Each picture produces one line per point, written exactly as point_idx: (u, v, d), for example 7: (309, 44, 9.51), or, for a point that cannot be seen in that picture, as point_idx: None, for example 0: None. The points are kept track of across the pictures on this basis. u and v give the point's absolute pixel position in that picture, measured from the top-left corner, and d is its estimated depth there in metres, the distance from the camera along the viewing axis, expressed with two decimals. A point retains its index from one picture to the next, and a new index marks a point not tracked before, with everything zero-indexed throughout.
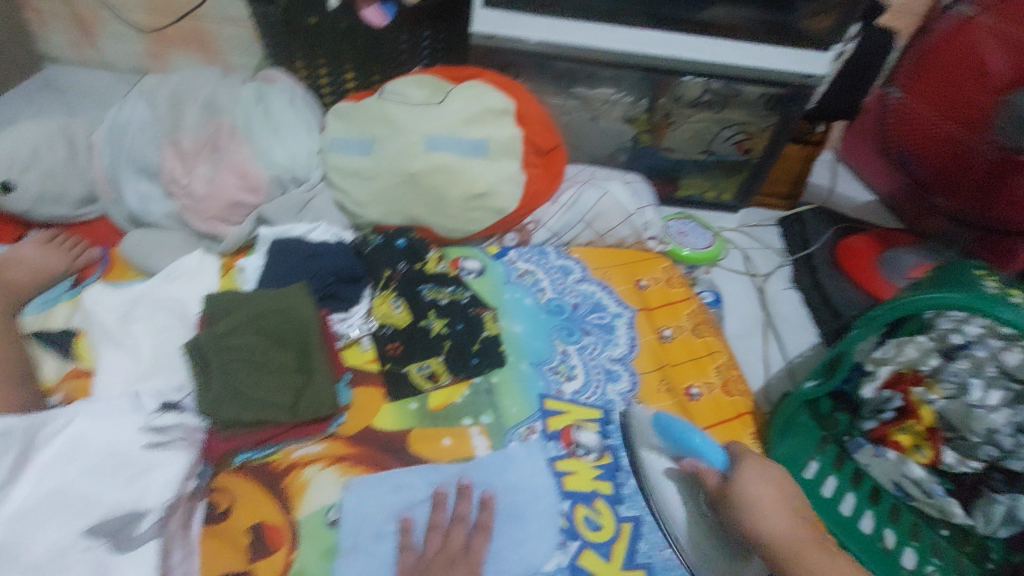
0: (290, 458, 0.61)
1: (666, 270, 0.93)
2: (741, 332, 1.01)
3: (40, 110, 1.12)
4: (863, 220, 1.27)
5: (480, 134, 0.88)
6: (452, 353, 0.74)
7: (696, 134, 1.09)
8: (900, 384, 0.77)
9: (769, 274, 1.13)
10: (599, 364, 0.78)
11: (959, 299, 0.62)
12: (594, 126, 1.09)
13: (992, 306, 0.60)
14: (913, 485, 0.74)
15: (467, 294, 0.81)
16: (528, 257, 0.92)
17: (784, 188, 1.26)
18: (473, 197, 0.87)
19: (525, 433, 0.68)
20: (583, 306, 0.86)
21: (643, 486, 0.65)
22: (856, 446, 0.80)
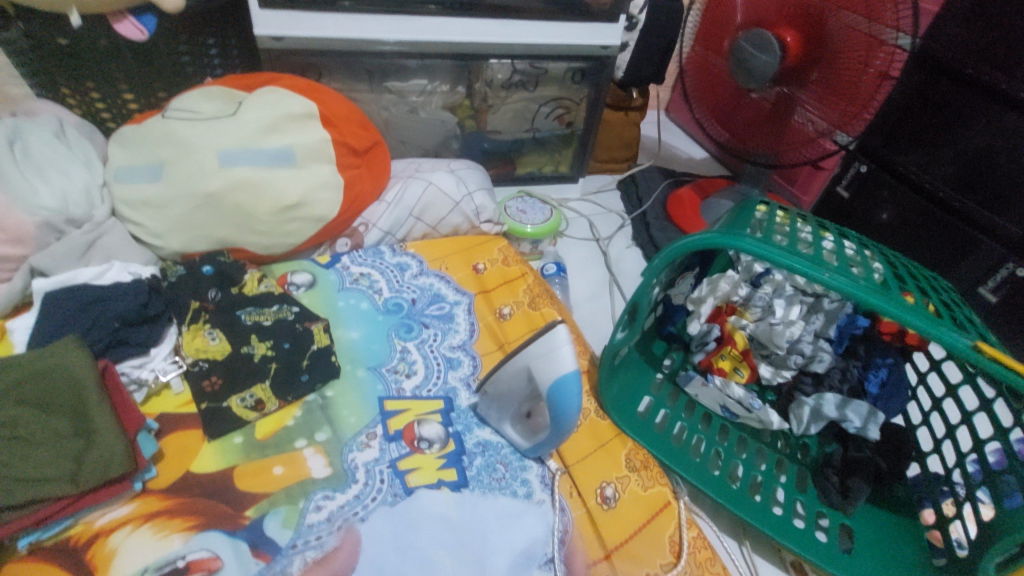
0: (93, 528, 0.56)
1: (502, 249, 0.96)
2: (588, 295, 1.06)
3: None
4: (689, 171, 1.38)
5: (281, 142, 0.84)
6: (279, 375, 0.70)
7: (517, 114, 1.13)
8: (719, 317, 0.89)
9: (611, 236, 1.19)
10: (439, 354, 0.78)
11: (713, 238, 0.67)
12: (415, 119, 1.07)
13: (738, 242, 0.65)
14: (735, 404, 0.81)
15: (294, 309, 0.77)
16: (363, 259, 0.90)
17: (619, 153, 1.33)
18: (286, 209, 0.83)
19: (365, 441, 0.66)
20: (421, 300, 0.86)
21: (487, 464, 0.67)
22: (686, 379, 0.85)
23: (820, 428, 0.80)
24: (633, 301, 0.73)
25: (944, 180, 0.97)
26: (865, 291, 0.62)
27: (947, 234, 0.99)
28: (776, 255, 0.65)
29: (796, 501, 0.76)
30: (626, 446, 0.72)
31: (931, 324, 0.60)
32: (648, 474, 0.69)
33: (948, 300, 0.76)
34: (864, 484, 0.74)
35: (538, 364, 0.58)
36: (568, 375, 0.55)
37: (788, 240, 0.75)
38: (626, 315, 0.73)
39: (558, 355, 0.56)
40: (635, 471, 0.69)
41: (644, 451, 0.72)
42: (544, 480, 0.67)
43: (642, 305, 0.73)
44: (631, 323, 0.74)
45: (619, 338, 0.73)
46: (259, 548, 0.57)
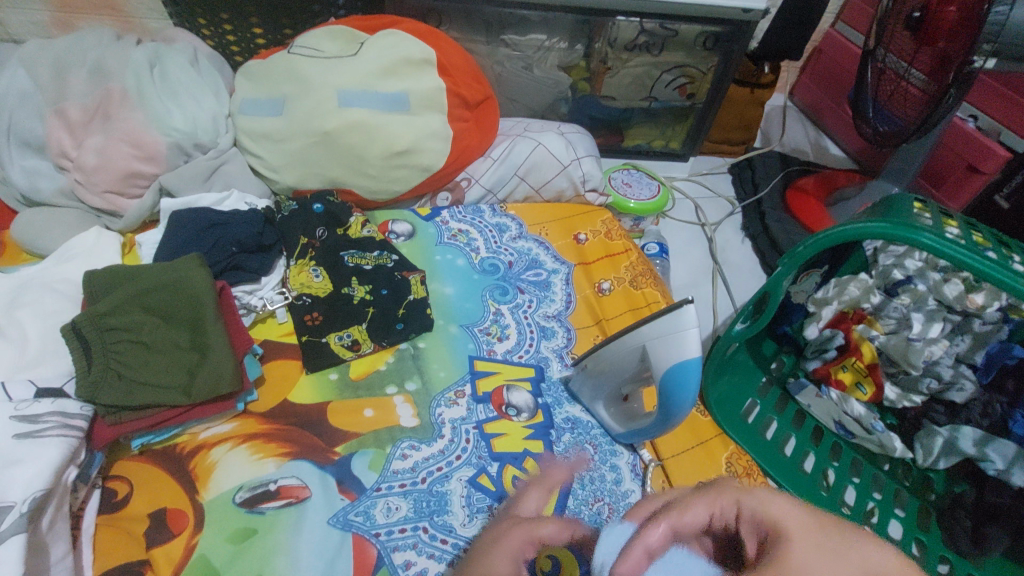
0: (197, 440, 0.58)
1: (606, 222, 0.91)
2: (690, 281, 0.99)
3: None
4: (816, 162, 1.24)
5: (397, 87, 0.82)
6: (376, 319, 0.70)
7: (636, 79, 1.04)
8: (843, 324, 0.78)
9: (718, 223, 1.10)
10: (533, 322, 0.75)
11: (883, 228, 0.59)
12: (529, 76, 1.02)
13: (915, 237, 0.58)
14: (853, 422, 0.72)
15: (393, 257, 0.77)
16: (462, 216, 0.88)
17: (737, 135, 1.22)
18: (396, 155, 0.82)
19: (454, 398, 0.65)
20: (518, 264, 0.83)
21: (576, 441, 0.64)
22: (798, 387, 0.77)
23: (951, 465, 0.68)
24: (763, 291, 0.67)
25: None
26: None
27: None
28: (961, 256, 0.57)
29: (914, 539, 0.67)
30: (728, 448, 0.68)
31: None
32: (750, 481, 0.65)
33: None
34: (1003, 535, 0.62)
35: (658, 347, 0.53)
36: (692, 361, 0.50)
37: (962, 231, 0.65)
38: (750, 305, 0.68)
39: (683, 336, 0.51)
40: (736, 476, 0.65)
41: (747, 456, 0.68)
42: (633, 469, 0.63)
43: (775, 296, 0.66)
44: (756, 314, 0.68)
45: (739, 330, 0.69)
46: (344, 485, 0.57)
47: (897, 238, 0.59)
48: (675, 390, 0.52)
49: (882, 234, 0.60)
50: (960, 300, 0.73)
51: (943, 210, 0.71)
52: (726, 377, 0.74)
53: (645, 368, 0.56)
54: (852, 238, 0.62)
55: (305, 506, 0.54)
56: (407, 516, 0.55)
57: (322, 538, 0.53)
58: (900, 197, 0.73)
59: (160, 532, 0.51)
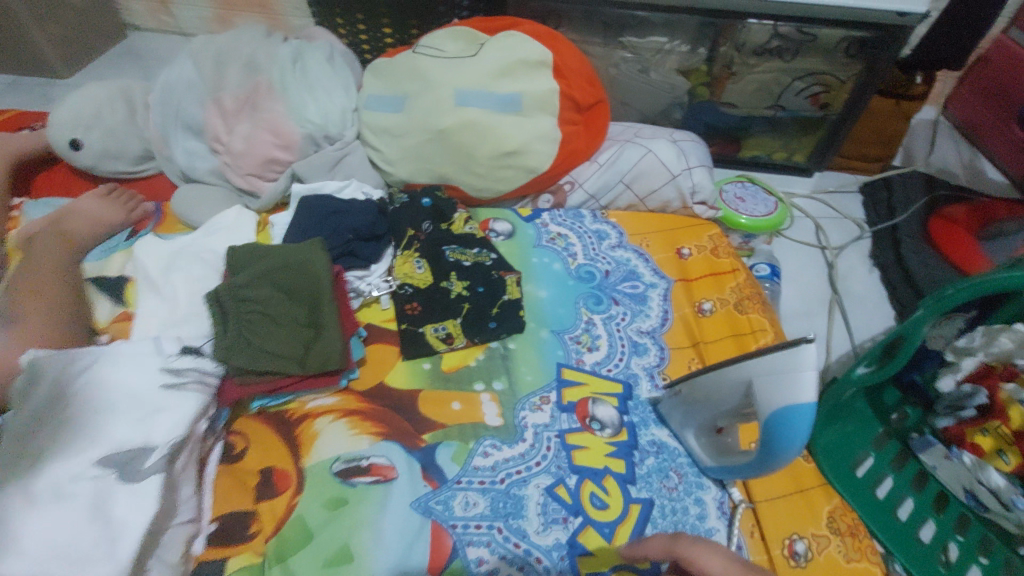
0: (303, 408, 0.63)
1: (713, 238, 0.86)
2: (802, 309, 0.91)
3: (108, 63, 1.09)
4: (970, 187, 1.08)
5: (512, 88, 0.84)
6: (470, 315, 0.72)
7: (762, 87, 0.98)
8: (986, 379, 0.66)
9: (842, 248, 0.99)
10: (625, 336, 0.73)
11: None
12: (644, 79, 0.99)
13: None
14: (988, 495, 0.62)
15: (492, 256, 0.79)
16: (562, 220, 0.87)
17: (873, 151, 1.09)
18: (503, 155, 0.83)
19: (539, 403, 0.65)
20: (615, 274, 0.81)
21: (660, 467, 0.61)
22: (923, 445, 0.69)
23: None
24: (895, 335, 0.62)
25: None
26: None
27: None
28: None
29: None
30: (830, 503, 0.61)
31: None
32: (853, 543, 0.58)
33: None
34: None
35: (766, 383, 0.49)
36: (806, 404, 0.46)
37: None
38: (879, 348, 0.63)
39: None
40: (838, 534, 0.58)
41: (849, 514, 0.61)
42: (720, 505, 0.59)
43: (908, 342, 0.61)
44: (882, 359, 0.64)
45: (860, 373, 0.65)
46: (429, 472, 0.59)
47: None
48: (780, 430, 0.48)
49: None
50: None
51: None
52: (836, 425, 0.70)
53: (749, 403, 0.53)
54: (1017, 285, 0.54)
55: (392, 485, 0.57)
56: (483, 513, 0.57)
57: (405, 519, 0.55)
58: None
59: (268, 488, 0.57)
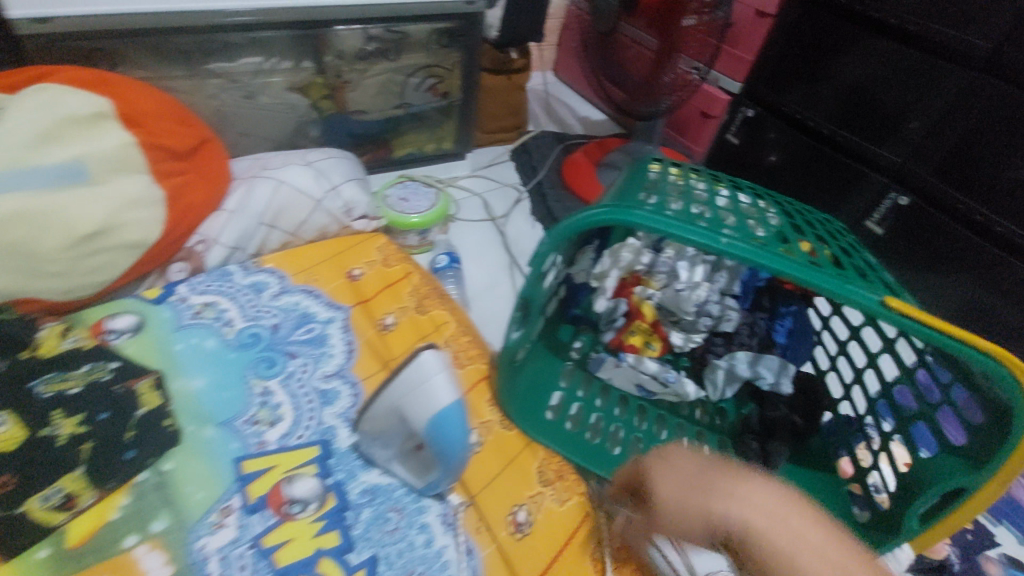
0: None
1: (382, 248, 0.84)
2: (491, 281, 0.96)
3: None
4: (585, 134, 1.31)
5: (65, 154, 0.64)
6: (96, 456, 0.55)
7: (382, 88, 0.97)
8: (624, 290, 0.82)
9: (508, 214, 1.09)
10: (310, 389, 0.65)
11: (603, 212, 0.55)
12: (253, 105, 0.89)
13: (631, 217, 0.54)
14: (651, 381, 0.76)
15: (111, 367, 0.62)
16: (206, 284, 0.74)
17: (507, 121, 1.22)
18: (87, 239, 0.64)
19: (218, 520, 0.54)
20: (285, 324, 0.72)
21: (377, 515, 0.56)
22: (598, 363, 0.78)
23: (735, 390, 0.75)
24: (525, 295, 0.61)
25: (820, 107, 0.96)
26: (769, 254, 0.53)
27: (832, 170, 0.97)
28: (674, 228, 0.54)
29: None
30: (537, 457, 0.63)
31: (840, 282, 0.53)
32: (563, 484, 0.61)
33: (847, 249, 0.73)
34: (784, 445, 0.70)
35: (410, 405, 0.49)
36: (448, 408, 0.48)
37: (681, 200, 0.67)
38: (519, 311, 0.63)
39: (432, 387, 0.48)
40: (549, 484, 0.61)
41: (557, 459, 0.64)
42: (444, 519, 0.56)
43: (536, 295, 0.61)
44: (527, 318, 0.63)
45: (515, 338, 0.64)
46: None
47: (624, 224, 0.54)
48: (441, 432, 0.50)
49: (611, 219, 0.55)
50: None
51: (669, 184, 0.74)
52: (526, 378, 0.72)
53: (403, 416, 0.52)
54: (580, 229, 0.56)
55: None
56: None
57: None
58: (634, 182, 0.75)
59: None
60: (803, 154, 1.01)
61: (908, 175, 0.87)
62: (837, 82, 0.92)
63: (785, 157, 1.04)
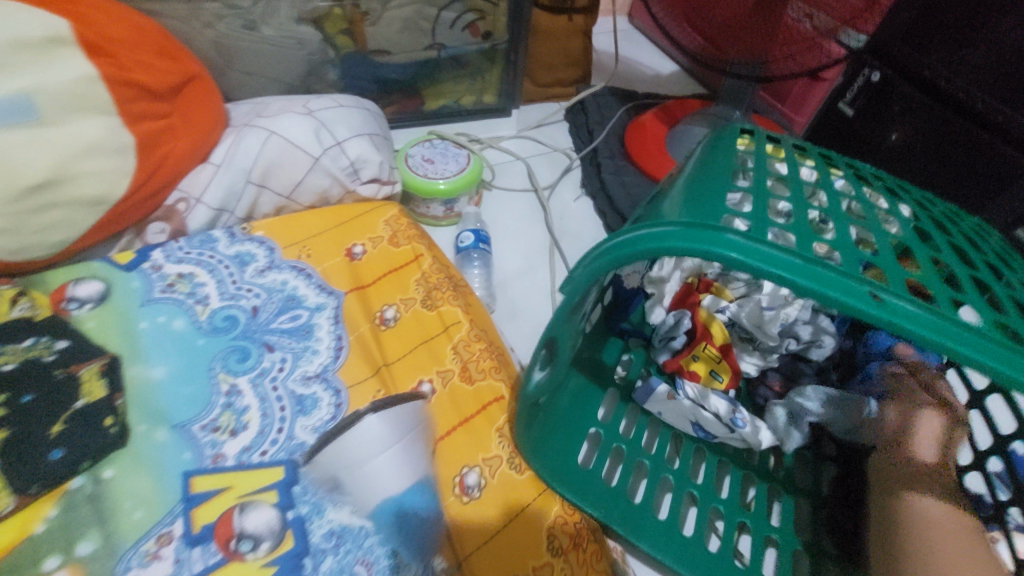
0: None
1: (392, 221, 0.70)
2: (524, 266, 0.82)
3: None
4: (656, 92, 1.10)
5: (6, 85, 0.53)
6: (13, 451, 0.46)
7: (407, 24, 0.81)
8: (690, 297, 0.67)
9: (554, 185, 0.93)
10: (285, 392, 0.55)
11: (680, 241, 0.37)
12: (254, 37, 0.73)
13: (719, 249, 0.36)
14: (712, 423, 0.59)
15: (58, 346, 0.53)
16: (185, 251, 0.63)
17: (562, 74, 1.04)
18: (33, 191, 0.54)
19: (153, 550, 0.45)
20: (267, 308, 0.60)
21: (341, 566, 0.45)
22: (645, 393, 0.61)
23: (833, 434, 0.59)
24: (552, 331, 0.46)
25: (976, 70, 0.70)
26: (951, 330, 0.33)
27: (984, 158, 0.72)
28: (799, 276, 0.34)
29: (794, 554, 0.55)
30: (552, 510, 0.51)
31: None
32: (577, 556, 0.49)
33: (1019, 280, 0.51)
34: None
35: (353, 474, 0.49)
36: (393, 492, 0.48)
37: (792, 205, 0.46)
38: (541, 349, 0.47)
39: (379, 457, 0.49)
40: (560, 552, 0.49)
41: (576, 517, 0.51)
42: None
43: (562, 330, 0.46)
44: (552, 355, 0.49)
45: (538, 380, 0.49)
46: None
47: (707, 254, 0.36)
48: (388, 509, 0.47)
49: (691, 249, 0.36)
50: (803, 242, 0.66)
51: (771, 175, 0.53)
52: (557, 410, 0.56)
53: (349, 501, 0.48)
54: (642, 255, 0.38)
55: None
56: None
57: None
58: (716, 171, 0.55)
59: None
60: (940, 134, 0.76)
61: None
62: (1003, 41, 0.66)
63: (915, 137, 0.79)
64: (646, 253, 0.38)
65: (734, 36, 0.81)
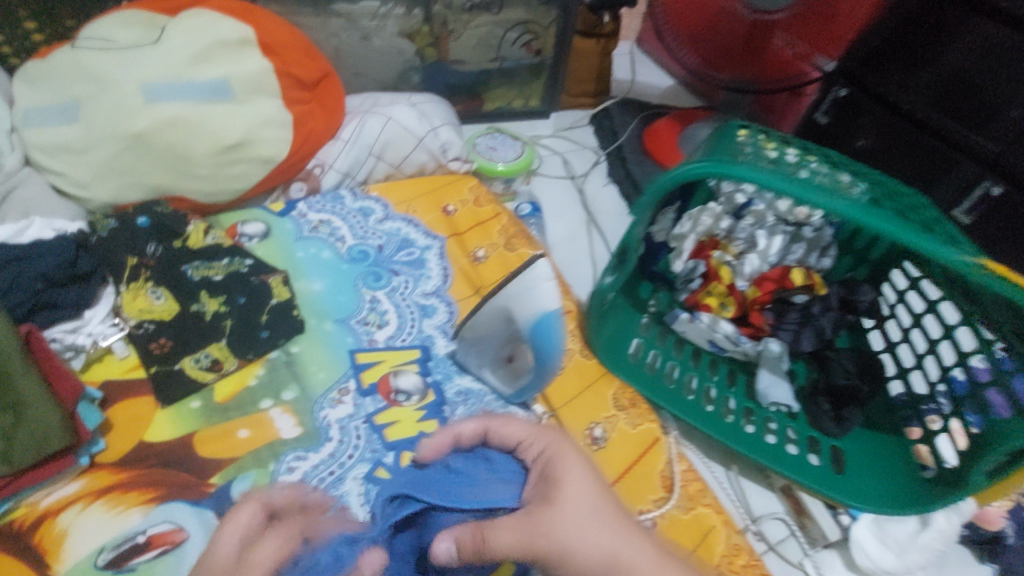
0: (39, 509, 0.50)
1: (474, 188, 0.89)
2: (566, 234, 1.02)
3: None
4: (665, 104, 1.33)
5: (214, 72, 0.73)
6: (236, 330, 0.64)
7: (481, 41, 1.03)
8: (703, 253, 0.87)
9: (587, 173, 1.14)
10: (412, 302, 0.73)
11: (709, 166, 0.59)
12: (368, 46, 0.96)
13: (732, 170, 0.58)
14: (723, 339, 0.78)
15: (247, 262, 0.70)
16: (321, 204, 0.82)
17: (591, 86, 1.24)
18: (228, 150, 0.73)
19: (338, 397, 0.62)
20: (389, 246, 0.79)
21: (471, 412, 0.63)
22: (673, 317, 0.81)
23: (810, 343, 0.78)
24: (622, 242, 0.65)
25: (922, 89, 0.89)
26: (860, 211, 0.58)
27: (926, 156, 0.92)
28: (779, 183, 0.58)
29: (788, 427, 0.75)
30: (613, 386, 0.69)
31: (918, 236, 0.58)
32: (636, 411, 0.67)
33: (926, 210, 0.75)
34: (858, 413, 0.74)
35: (519, 305, 0.55)
36: (551, 310, 0.53)
37: (774, 159, 0.70)
38: (613, 258, 0.67)
39: (540, 293, 0.54)
40: (623, 409, 0.67)
41: (631, 391, 0.69)
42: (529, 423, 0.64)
43: (631, 245, 0.65)
44: (619, 265, 0.67)
45: (608, 283, 0.69)
46: (226, 515, 0.52)
47: (721, 173, 0.59)
48: (546, 341, 0.55)
49: (708, 170, 0.59)
50: (791, 212, 0.86)
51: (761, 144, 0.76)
52: (615, 322, 0.76)
53: (505, 328, 0.58)
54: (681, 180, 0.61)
55: (184, 548, 0.50)
56: None
57: None
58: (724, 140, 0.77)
59: None
60: (894, 135, 0.95)
61: (1010, 167, 0.83)
62: (940, 66, 0.86)
63: (877, 141, 0.98)
64: (686, 178, 0.60)
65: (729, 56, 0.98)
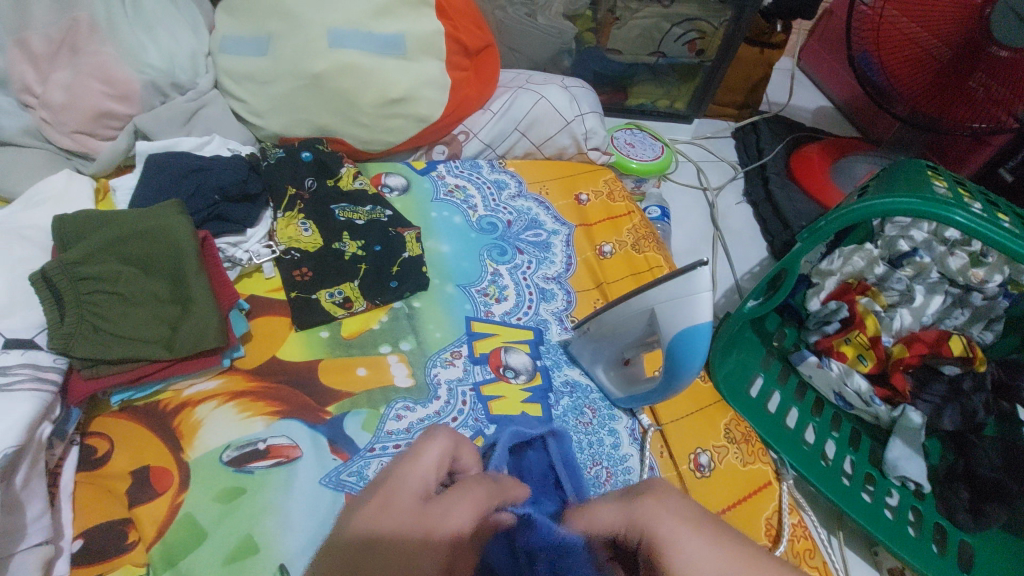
0: (181, 397, 0.55)
1: (609, 182, 0.88)
2: (688, 247, 0.97)
3: None
4: (820, 130, 1.21)
5: (393, 28, 0.75)
6: (369, 275, 0.67)
7: (644, 32, 1.00)
8: (847, 296, 0.78)
9: (721, 188, 1.07)
10: (532, 284, 0.72)
11: (915, 206, 0.56)
12: (531, 24, 0.94)
13: (945, 215, 0.55)
14: (852, 395, 0.70)
15: (387, 212, 0.73)
16: (460, 170, 0.83)
17: (740, 97, 1.17)
18: (390, 103, 0.75)
19: (450, 358, 0.63)
20: (517, 223, 0.79)
21: (575, 406, 0.62)
22: (800, 358, 0.75)
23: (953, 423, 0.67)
24: (781, 267, 0.66)
25: None
26: None
27: None
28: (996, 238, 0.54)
29: (910, 507, 0.66)
30: (726, 416, 0.67)
31: None
32: (747, 448, 0.64)
33: None
34: (1004, 513, 0.62)
35: (667, 310, 0.52)
36: (702, 325, 0.50)
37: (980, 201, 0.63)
38: (766, 282, 0.67)
39: (697, 303, 0.50)
40: (734, 442, 0.64)
41: (744, 424, 0.67)
42: (632, 432, 0.62)
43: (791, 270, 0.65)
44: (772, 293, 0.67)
45: (750, 307, 0.69)
46: (336, 444, 0.55)
47: (928, 216, 0.56)
48: (679, 352, 0.52)
49: (914, 211, 0.56)
50: (963, 272, 0.74)
51: (958, 180, 0.68)
52: (738, 353, 0.74)
53: (647, 328, 0.56)
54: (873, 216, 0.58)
55: (296, 465, 0.53)
56: None
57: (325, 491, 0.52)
58: (915, 165, 0.70)
59: (143, 488, 0.49)
60: None
61: None
62: None
63: None
64: (880, 216, 0.57)
65: (915, 78, 0.83)
